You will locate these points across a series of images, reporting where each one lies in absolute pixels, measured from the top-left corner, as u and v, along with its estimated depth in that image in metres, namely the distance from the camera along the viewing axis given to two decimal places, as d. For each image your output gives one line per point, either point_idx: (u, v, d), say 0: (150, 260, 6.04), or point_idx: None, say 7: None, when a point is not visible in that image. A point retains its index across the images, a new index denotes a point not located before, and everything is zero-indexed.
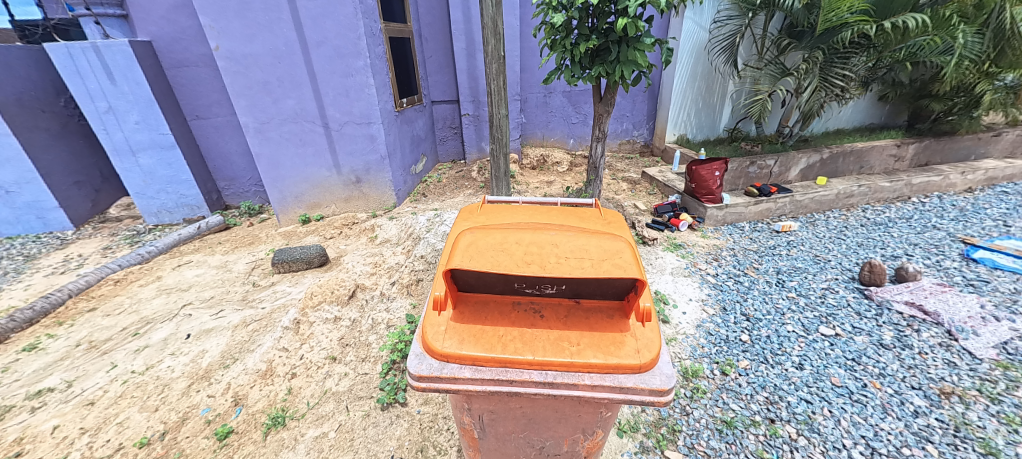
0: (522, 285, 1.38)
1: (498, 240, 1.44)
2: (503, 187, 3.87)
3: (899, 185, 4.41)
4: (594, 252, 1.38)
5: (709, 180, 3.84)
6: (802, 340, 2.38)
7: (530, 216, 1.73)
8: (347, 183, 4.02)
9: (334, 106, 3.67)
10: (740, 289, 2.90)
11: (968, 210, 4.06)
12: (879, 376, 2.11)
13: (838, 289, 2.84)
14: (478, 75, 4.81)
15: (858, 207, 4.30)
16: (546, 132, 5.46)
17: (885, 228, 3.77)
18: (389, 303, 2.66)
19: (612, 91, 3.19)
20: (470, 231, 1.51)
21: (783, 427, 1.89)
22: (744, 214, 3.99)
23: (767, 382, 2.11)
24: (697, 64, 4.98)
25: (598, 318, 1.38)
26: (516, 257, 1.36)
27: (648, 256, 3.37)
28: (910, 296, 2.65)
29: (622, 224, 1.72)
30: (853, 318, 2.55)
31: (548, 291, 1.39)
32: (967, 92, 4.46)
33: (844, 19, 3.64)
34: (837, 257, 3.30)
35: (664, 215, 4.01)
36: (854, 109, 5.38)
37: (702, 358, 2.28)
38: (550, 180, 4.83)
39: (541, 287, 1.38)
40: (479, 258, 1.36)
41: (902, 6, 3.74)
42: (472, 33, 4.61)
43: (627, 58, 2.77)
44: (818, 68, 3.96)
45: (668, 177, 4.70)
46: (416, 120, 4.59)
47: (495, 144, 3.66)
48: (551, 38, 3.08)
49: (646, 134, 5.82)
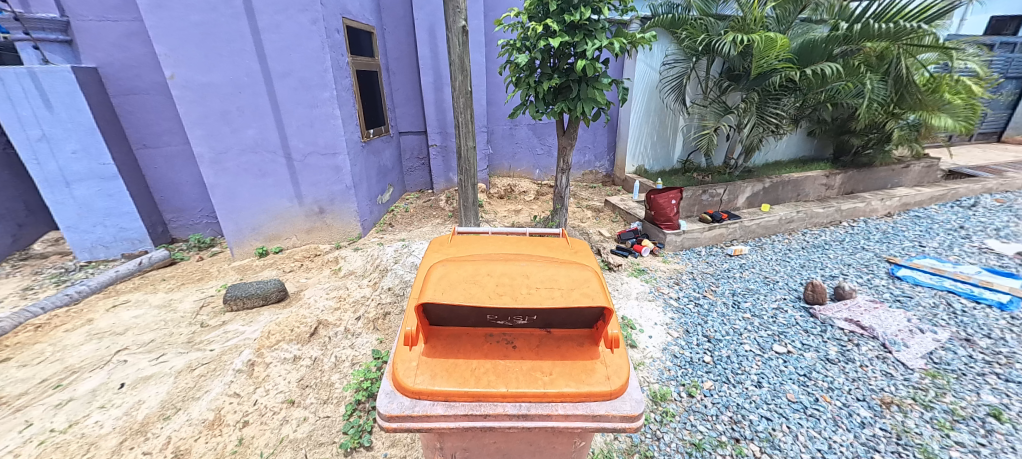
0: (494, 317, 1.38)
1: (470, 272, 1.44)
2: (472, 216, 3.90)
3: (832, 211, 4.87)
4: (563, 281, 1.42)
5: (667, 208, 4.07)
6: (759, 358, 2.51)
7: (500, 246, 1.77)
8: (310, 214, 3.90)
9: (298, 137, 3.60)
10: (701, 311, 3.04)
11: (889, 232, 4.55)
12: (828, 390, 2.25)
13: (787, 309, 3.04)
14: (446, 107, 4.92)
15: (798, 231, 4.69)
16: (513, 162, 5.60)
17: (823, 250, 4.13)
18: (354, 340, 2.55)
19: (574, 125, 3.36)
20: (441, 264, 1.52)
21: (748, 446, 1.95)
22: (699, 239, 4.24)
23: (730, 401, 2.19)
24: (650, 101, 5.38)
25: (569, 346, 1.40)
26: (488, 289, 1.38)
27: (615, 281, 3.47)
28: (849, 312, 2.88)
29: (589, 252, 1.79)
30: (802, 335, 2.73)
31: (520, 322, 1.40)
32: (878, 130, 5.15)
33: (772, 66, 4.10)
34: (784, 278, 3.56)
35: (627, 241, 4.18)
36: (788, 144, 5.98)
37: (669, 381, 2.34)
38: (517, 208, 4.94)
39: (512, 318, 1.39)
40: (451, 290, 1.37)
41: (820, 55, 4.29)
42: (440, 68, 4.76)
43: (587, 95, 2.97)
44: (755, 107, 4.43)
45: (629, 205, 4.93)
46: (383, 150, 4.59)
47: (463, 175, 3.72)
48: (517, 76, 3.23)
49: (607, 165, 6.12)
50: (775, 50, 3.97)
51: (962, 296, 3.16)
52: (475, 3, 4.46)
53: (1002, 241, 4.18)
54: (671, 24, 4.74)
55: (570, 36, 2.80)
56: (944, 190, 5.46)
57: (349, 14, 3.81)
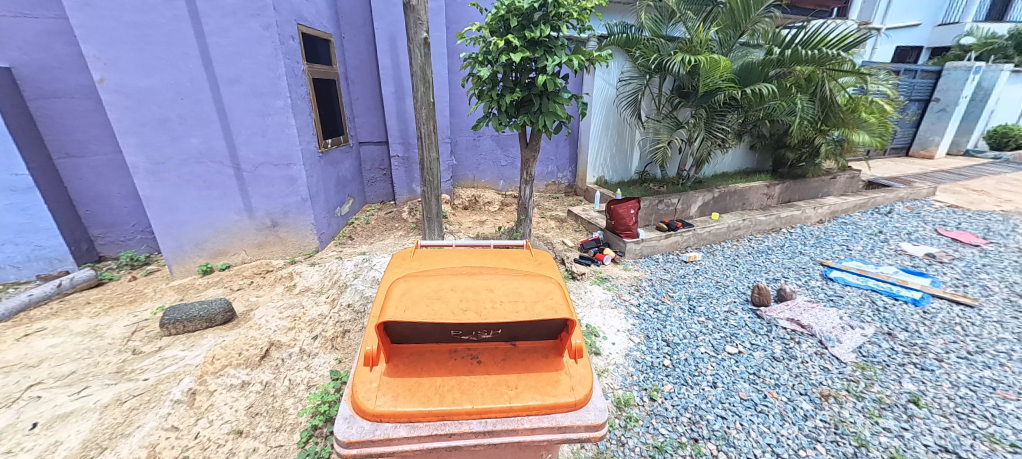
0: (459, 332, 1.37)
1: (433, 287, 1.42)
2: (436, 228, 3.84)
3: (773, 219, 5.28)
4: (527, 294, 1.43)
5: (626, 217, 4.24)
6: (713, 360, 2.64)
7: (465, 260, 1.76)
8: (261, 227, 3.67)
9: (248, 147, 3.41)
10: (660, 316, 3.16)
11: (822, 237, 5.00)
12: (775, 386, 2.41)
13: (737, 311, 3.24)
14: (408, 117, 4.86)
15: (745, 238, 5.03)
16: (476, 173, 5.61)
17: (766, 255, 4.45)
18: (310, 361, 2.41)
19: (536, 137, 3.43)
20: (403, 279, 1.49)
21: (706, 445, 2.03)
22: (657, 246, 4.42)
23: (688, 403, 2.28)
24: (608, 115, 5.61)
25: (534, 359, 1.41)
26: (451, 305, 1.36)
27: (578, 290, 3.55)
28: (790, 312, 3.12)
29: (552, 264, 1.81)
30: (751, 335, 2.91)
31: (485, 336, 1.40)
32: (809, 144, 5.70)
33: (717, 85, 4.42)
34: (734, 282, 3.79)
35: (589, 250, 4.29)
36: (733, 157, 6.44)
37: (632, 386, 2.41)
38: (482, 219, 4.94)
39: (477, 333, 1.38)
40: (414, 307, 1.34)
41: (758, 76, 4.68)
42: (401, 78, 4.70)
43: (548, 109, 3.05)
44: (703, 123, 4.81)
45: (591, 215, 5.08)
46: (341, 161, 4.44)
47: (426, 186, 3.67)
48: (480, 89, 3.25)
49: (569, 176, 6.29)
50: (719, 70, 4.27)
51: (883, 294, 3.52)
52: (437, 15, 4.47)
53: (913, 244, 4.72)
54: (625, 43, 4.99)
55: (531, 52, 2.87)
56: (865, 198, 6.09)
57: (304, 21, 3.69)
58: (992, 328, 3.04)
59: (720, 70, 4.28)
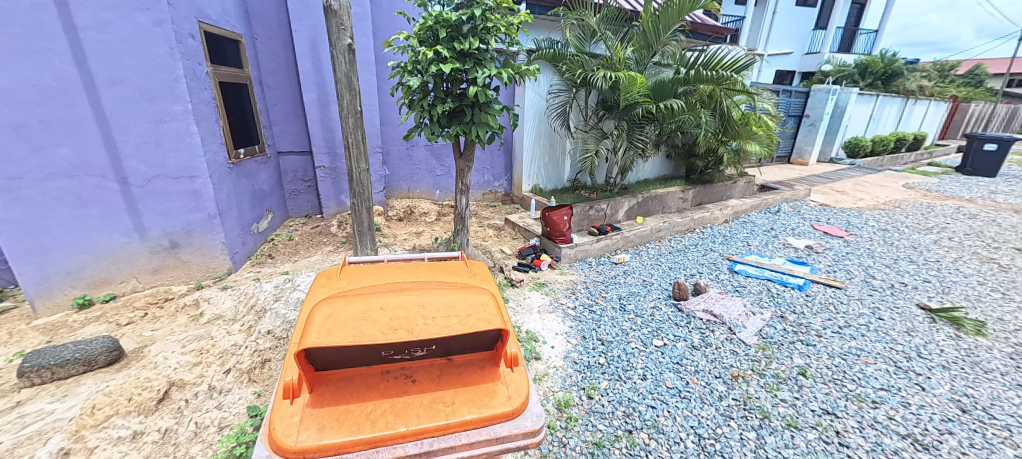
0: (390, 352, 1.32)
1: (360, 308, 1.36)
2: (368, 242, 3.66)
3: (688, 220, 5.85)
4: (460, 308, 1.41)
5: (560, 224, 4.41)
6: (643, 353, 2.84)
7: (397, 275, 1.70)
8: (157, 250, 3.20)
9: (138, 158, 2.97)
10: (595, 317, 3.33)
11: (728, 236, 5.65)
12: (695, 373, 2.66)
13: (661, 306, 3.53)
14: (334, 126, 4.60)
15: (666, 239, 5.50)
16: (411, 184, 5.46)
17: (684, 254, 4.92)
18: (222, 399, 2.15)
19: (470, 147, 3.44)
20: (327, 302, 1.39)
21: (638, 435, 2.17)
22: (590, 250, 4.66)
23: (622, 397, 2.42)
24: (540, 126, 5.81)
25: (471, 371, 1.40)
26: (381, 325, 1.30)
27: (518, 297, 3.60)
28: (704, 304, 3.48)
29: (488, 274, 1.83)
30: (673, 328, 3.19)
31: (418, 354, 1.36)
32: (714, 154, 6.46)
33: (636, 99, 4.84)
34: (658, 279, 4.13)
35: (527, 257, 4.39)
36: (653, 165, 7.05)
37: (571, 387, 2.50)
38: (418, 230, 4.82)
39: (410, 351, 1.34)
40: (339, 331, 1.27)
41: (669, 92, 5.20)
42: (325, 84, 4.45)
43: (481, 120, 3.09)
44: (625, 134, 5.22)
45: (527, 222, 5.21)
46: (257, 172, 4.06)
47: (356, 198, 3.49)
48: (410, 99, 3.19)
49: (506, 185, 6.39)
50: (636, 86, 4.68)
51: (776, 283, 4.07)
52: (362, 21, 4.31)
53: (797, 238, 5.54)
54: (552, 58, 5.24)
55: (461, 63, 2.89)
56: (759, 200, 7.02)
57: (207, 19, 3.34)
58: (855, 304, 3.66)
59: (637, 86, 4.70)
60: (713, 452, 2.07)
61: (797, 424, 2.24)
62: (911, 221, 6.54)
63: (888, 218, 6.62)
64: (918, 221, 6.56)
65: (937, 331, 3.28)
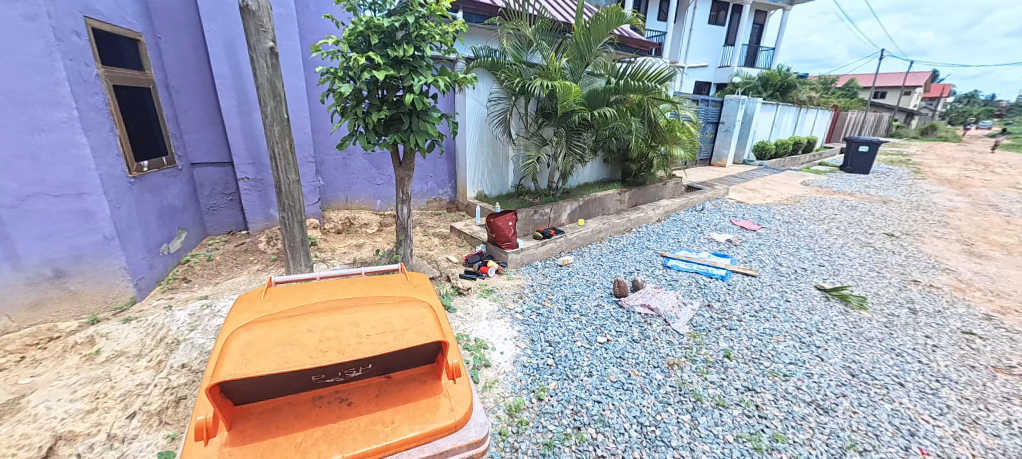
0: (321, 376, 1.25)
1: (286, 332, 1.28)
2: (302, 258, 3.42)
3: (626, 221, 6.21)
4: (397, 323, 1.37)
5: (506, 229, 4.46)
6: (588, 351, 2.96)
7: (329, 294, 1.61)
8: (37, 281, 2.72)
9: (8, 174, 2.51)
10: (542, 319, 3.40)
11: (661, 233, 6.09)
12: (636, 365, 2.82)
13: (604, 304, 3.71)
14: (258, 135, 4.25)
15: (606, 239, 5.78)
16: (348, 194, 5.20)
17: (623, 252, 5.22)
18: (126, 448, 1.87)
19: (410, 156, 3.37)
20: (246, 329, 1.29)
21: (586, 430, 2.24)
22: (535, 254, 4.75)
23: (570, 395, 2.49)
24: (482, 133, 5.84)
25: (412, 387, 1.37)
26: (309, 348, 1.24)
27: (465, 305, 3.57)
28: (642, 299, 3.72)
29: (429, 286, 1.80)
30: (615, 324, 3.36)
31: (353, 375, 1.30)
32: (645, 158, 6.94)
33: (572, 107, 5.07)
34: (600, 278, 4.33)
35: (474, 264, 4.37)
36: (592, 169, 7.39)
37: (521, 391, 2.52)
38: (358, 243, 4.60)
39: (344, 373, 1.28)
40: (260, 359, 1.18)
41: (602, 101, 5.51)
42: (245, 90, 4.11)
43: (419, 128, 3.04)
44: (564, 140, 5.48)
45: (473, 229, 5.20)
46: (166, 186, 3.63)
47: (286, 211, 3.25)
48: (342, 106, 3.04)
49: (450, 192, 6.32)
50: (572, 95, 4.90)
51: (703, 275, 4.46)
52: (286, 23, 4.05)
53: (718, 233, 6.12)
54: (491, 66, 5.31)
55: (396, 70, 2.83)
56: (687, 199, 7.66)
57: (96, 15, 2.93)
58: (767, 290, 4.13)
59: (572, 95, 4.92)
60: (654, 439, 2.19)
61: (724, 402, 2.46)
62: (808, 213, 7.53)
63: (790, 212, 7.55)
64: (813, 213, 7.57)
65: (830, 308, 3.81)
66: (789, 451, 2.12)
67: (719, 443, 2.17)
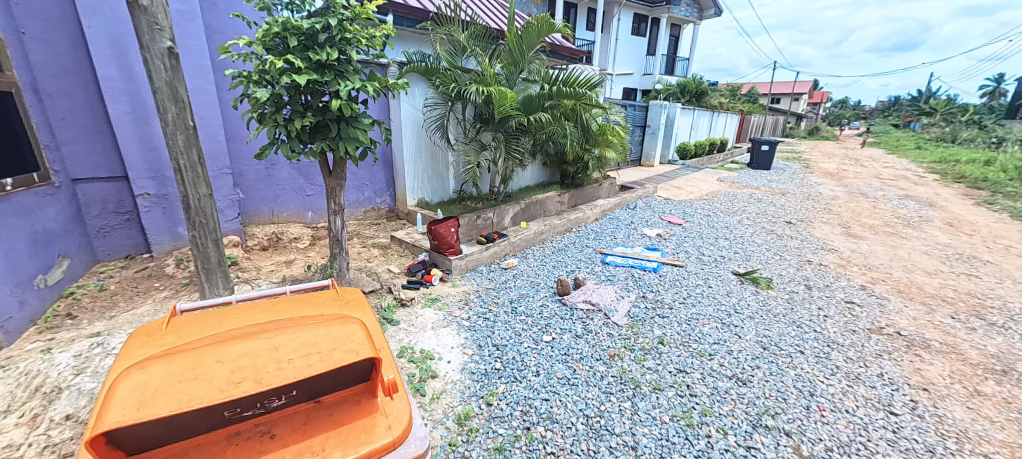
0: (237, 410, 1.16)
1: (192, 366, 1.17)
2: (220, 280, 3.09)
3: (566, 221, 6.44)
4: (323, 343, 1.31)
5: (448, 236, 4.39)
6: (534, 351, 3.02)
7: (245, 320, 1.49)
8: None
9: None
10: (489, 324, 3.41)
11: (599, 232, 6.40)
12: (581, 360, 2.93)
13: (549, 303, 3.82)
14: (158, 145, 3.77)
15: (548, 240, 5.95)
16: (273, 207, 4.80)
17: (564, 252, 5.41)
18: None
19: (340, 164, 3.20)
20: (140, 368, 1.16)
21: (536, 429, 2.28)
22: (480, 259, 4.75)
23: (519, 397, 2.52)
24: (419, 139, 5.70)
25: (344, 409, 1.30)
26: (219, 381, 1.14)
27: (409, 316, 3.46)
28: (584, 295, 3.88)
29: (363, 301, 1.73)
30: (560, 322, 3.47)
31: (276, 404, 1.22)
32: (581, 160, 7.26)
33: (509, 112, 5.16)
34: (544, 279, 4.45)
35: (417, 273, 4.26)
36: (532, 172, 7.57)
37: (469, 399, 2.50)
38: (288, 259, 4.26)
39: (264, 403, 1.19)
40: (159, 400, 1.07)
41: (537, 106, 5.67)
42: (139, 94, 3.63)
43: (349, 135, 2.90)
44: (503, 145, 5.53)
45: (414, 237, 5.06)
46: (40, 208, 3.07)
47: (198, 230, 2.92)
48: (260, 112, 2.81)
49: (389, 201, 6.10)
50: (507, 100, 4.98)
51: (638, 268, 4.78)
52: (189, 20, 3.65)
53: (650, 228, 6.58)
54: (425, 71, 5.23)
55: (319, 74, 2.68)
56: (621, 198, 8.14)
57: None
58: (693, 278, 4.53)
59: (508, 101, 5.01)
60: (600, 429, 2.29)
61: (660, 386, 2.65)
62: (724, 207, 8.38)
63: (709, 206, 8.35)
64: (728, 206, 8.45)
65: (745, 290, 4.27)
66: (716, 423, 2.33)
67: (657, 424, 2.32)
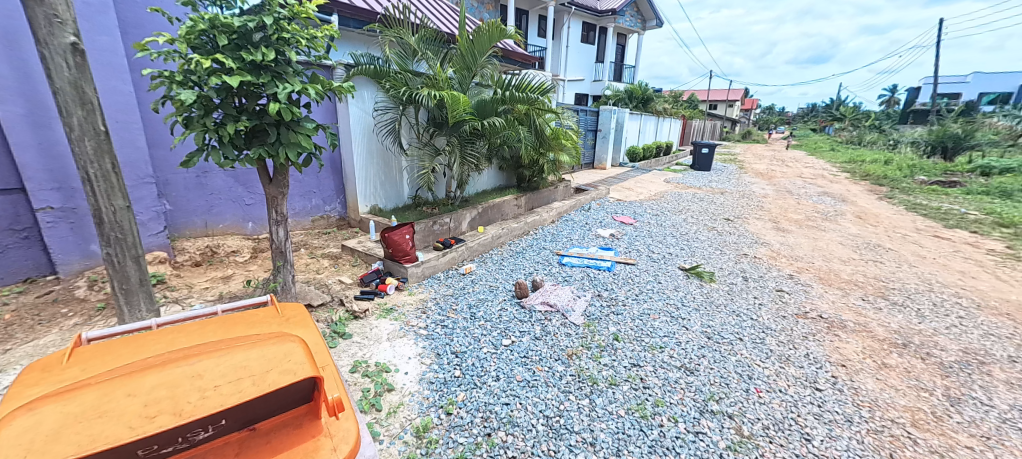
0: (153, 447, 1.05)
1: (99, 403, 1.08)
2: (142, 301, 2.78)
3: (523, 224, 6.50)
4: (256, 365, 1.26)
5: (403, 243, 4.27)
6: (494, 356, 3.01)
7: (168, 346, 1.41)
8: None
9: None
10: (447, 331, 3.35)
11: (555, 234, 6.53)
12: (539, 361, 2.96)
13: (507, 307, 3.83)
14: (63, 153, 3.33)
15: (506, 244, 5.97)
16: (207, 218, 4.41)
17: (522, 255, 5.45)
18: None
19: (282, 171, 3.00)
20: (30, 409, 1.04)
21: (497, 435, 2.27)
22: (437, 265, 4.66)
23: (479, 403, 2.50)
24: (370, 144, 5.47)
25: (283, 435, 1.22)
26: (133, 416, 1.05)
27: (363, 329, 3.31)
28: (542, 297, 3.94)
29: (306, 319, 1.71)
30: (519, 325, 3.49)
31: (201, 437, 1.12)
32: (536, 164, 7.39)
33: (462, 117, 5.13)
34: (502, 282, 4.46)
35: (371, 283, 4.09)
36: (488, 176, 7.58)
37: (428, 410, 2.43)
38: (225, 274, 3.93)
39: (187, 437, 1.10)
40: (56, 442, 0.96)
41: (491, 110, 5.69)
42: (38, 96, 3.19)
43: (290, 140, 2.73)
44: (457, 150, 5.52)
45: (367, 246, 4.87)
46: None
47: (114, 246, 2.61)
48: (185, 116, 2.57)
49: (339, 208, 5.82)
50: (461, 105, 4.96)
51: (593, 268, 4.93)
52: (99, 14, 3.27)
53: (603, 229, 6.82)
54: (374, 74, 5.07)
55: (254, 76, 2.50)
56: (576, 200, 8.37)
57: None
58: (644, 275, 4.75)
59: (461, 105, 4.99)
60: (559, 428, 2.32)
61: (615, 381, 2.74)
62: (670, 206, 8.89)
63: (657, 206, 8.82)
64: (674, 206, 8.97)
65: (690, 284, 4.55)
66: (667, 412, 2.45)
67: (613, 419, 2.40)
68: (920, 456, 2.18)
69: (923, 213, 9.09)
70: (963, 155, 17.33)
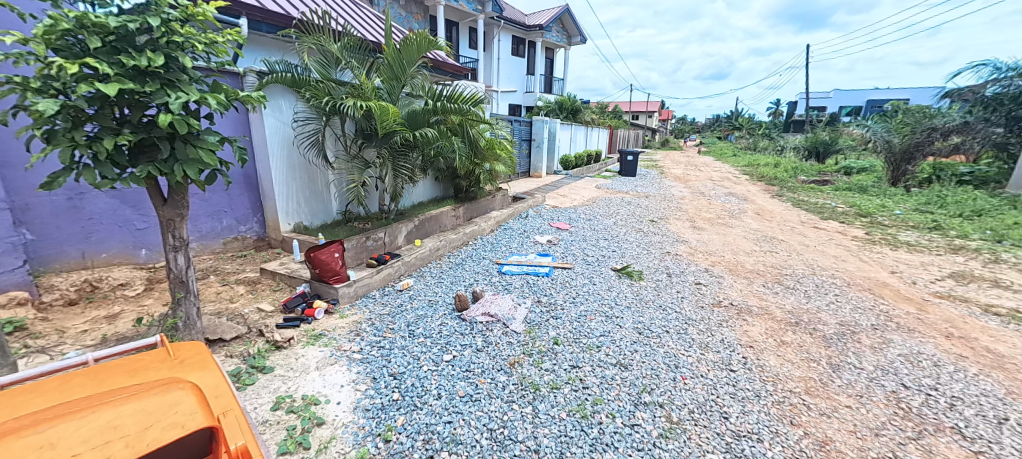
0: None
1: None
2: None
3: (462, 235, 6.44)
4: (130, 423, 1.18)
5: (331, 262, 3.98)
6: (435, 373, 2.91)
7: (21, 410, 1.21)
8: None
9: None
10: (384, 352, 3.18)
11: (494, 243, 6.57)
12: (482, 374, 2.92)
13: (448, 321, 3.75)
14: None
15: (445, 256, 5.86)
16: (84, 248, 3.74)
17: (462, 266, 5.39)
18: None
19: (179, 189, 2.65)
20: None
21: (440, 457, 2.18)
22: (371, 283, 4.42)
23: (420, 426, 2.39)
24: (290, 157, 5.06)
25: None
26: None
27: (288, 360, 3.01)
28: (482, 308, 3.92)
29: (212, 364, 1.62)
30: (459, 338, 3.42)
31: None
32: (472, 174, 7.41)
33: (393, 127, 4.99)
34: (442, 296, 4.36)
35: (296, 309, 3.76)
36: (424, 188, 7.43)
37: (365, 440, 2.27)
38: (110, 312, 3.34)
39: None
40: None
41: (423, 121, 5.61)
42: None
43: (188, 156, 2.43)
44: (388, 163, 5.33)
45: (291, 268, 4.47)
46: None
47: None
48: (45, 130, 2.15)
49: (256, 228, 5.27)
50: (390, 116, 4.83)
51: (532, 274, 5.04)
52: None
53: (541, 235, 7.00)
54: (292, 83, 4.73)
55: (138, 84, 2.19)
56: (513, 209, 8.50)
57: None
58: (581, 278, 4.96)
59: (391, 116, 4.85)
60: (503, 439, 2.31)
61: (557, 384, 2.80)
62: (601, 211, 9.41)
63: (590, 211, 9.30)
64: (605, 210, 9.52)
65: (622, 283, 4.85)
66: (605, 409, 2.56)
67: (556, 422, 2.44)
68: (813, 419, 2.51)
69: (805, 208, 10.66)
70: (831, 158, 20.74)
